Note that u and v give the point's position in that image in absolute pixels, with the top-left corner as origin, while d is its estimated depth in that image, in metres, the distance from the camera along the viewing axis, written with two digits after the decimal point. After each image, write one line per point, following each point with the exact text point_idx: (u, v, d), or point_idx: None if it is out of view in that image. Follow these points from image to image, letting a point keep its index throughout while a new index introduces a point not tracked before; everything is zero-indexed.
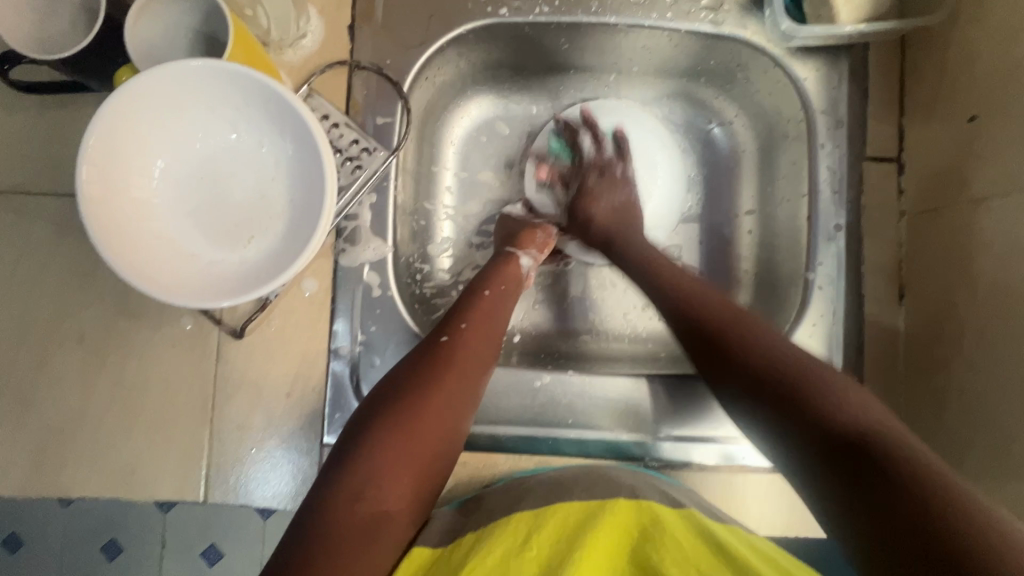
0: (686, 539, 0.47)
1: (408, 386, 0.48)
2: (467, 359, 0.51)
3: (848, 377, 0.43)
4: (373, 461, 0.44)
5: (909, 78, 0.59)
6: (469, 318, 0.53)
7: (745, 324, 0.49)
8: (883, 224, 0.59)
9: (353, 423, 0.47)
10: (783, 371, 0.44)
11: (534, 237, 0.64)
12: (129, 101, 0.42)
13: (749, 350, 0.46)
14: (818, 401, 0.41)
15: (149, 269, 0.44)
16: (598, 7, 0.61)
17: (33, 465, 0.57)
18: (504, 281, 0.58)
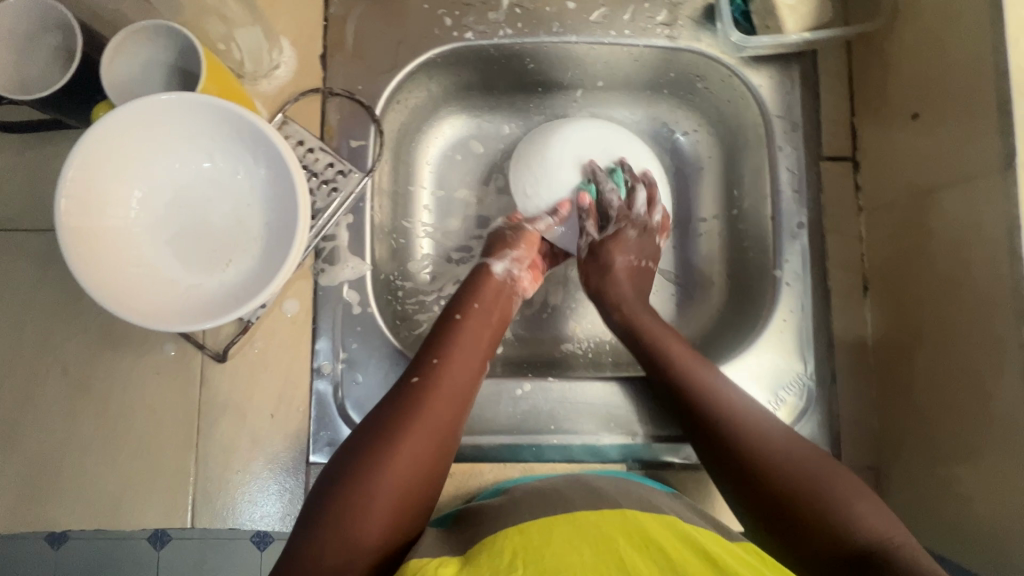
0: (675, 551, 0.43)
1: (385, 428, 0.48)
2: (445, 392, 0.51)
3: (856, 479, 0.48)
4: (356, 509, 0.44)
5: (856, 80, 0.62)
6: (440, 352, 0.54)
7: (734, 415, 0.52)
8: (843, 220, 0.61)
9: (329, 473, 0.47)
10: (793, 479, 0.47)
11: (505, 241, 0.63)
12: (105, 136, 0.44)
13: (753, 449, 0.50)
14: (826, 515, 0.45)
15: (128, 296, 0.45)
16: (559, 28, 0.64)
17: (18, 501, 0.57)
18: (478, 299, 0.59)
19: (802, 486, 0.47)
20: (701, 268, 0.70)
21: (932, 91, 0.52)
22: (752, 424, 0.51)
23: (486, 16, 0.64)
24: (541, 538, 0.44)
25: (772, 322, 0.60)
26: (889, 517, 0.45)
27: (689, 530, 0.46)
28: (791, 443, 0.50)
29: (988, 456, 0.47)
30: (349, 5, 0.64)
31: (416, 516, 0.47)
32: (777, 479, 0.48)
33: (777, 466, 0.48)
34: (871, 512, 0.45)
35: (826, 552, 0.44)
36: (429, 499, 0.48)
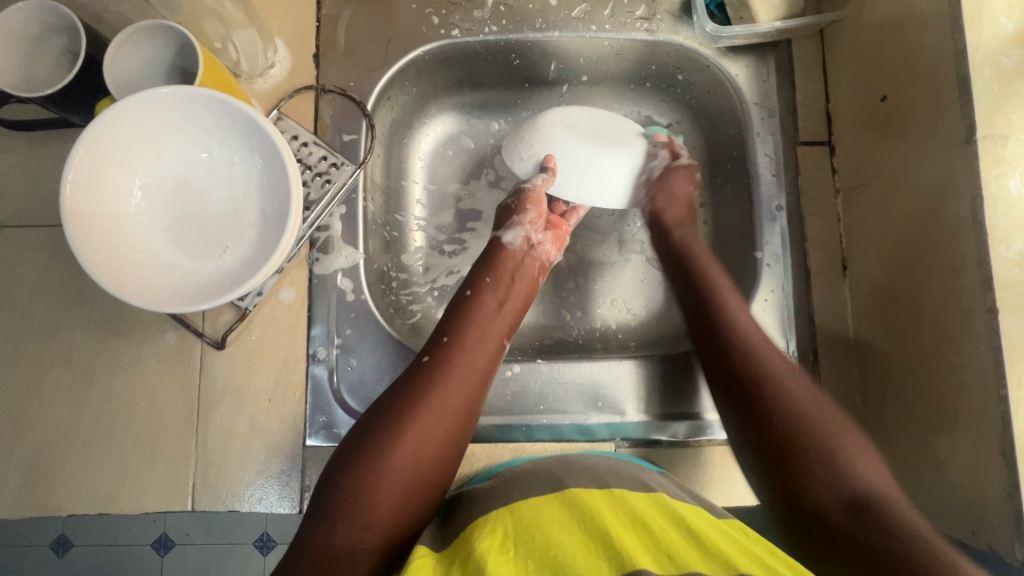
0: (659, 527, 0.43)
1: (402, 399, 0.50)
2: (459, 364, 0.53)
3: (863, 438, 0.50)
4: (377, 473, 0.46)
5: (830, 67, 0.64)
6: (451, 330, 0.56)
7: (767, 364, 0.54)
8: (821, 202, 0.63)
9: (349, 442, 0.49)
10: (805, 427, 0.50)
11: (511, 211, 0.66)
12: (107, 127, 0.46)
13: (782, 401, 0.51)
14: (834, 466, 0.48)
15: (129, 279, 0.47)
16: (543, 24, 0.67)
17: (23, 486, 0.58)
18: (494, 278, 0.61)
19: (809, 438, 0.49)
20: None
21: (898, 73, 0.54)
22: (778, 371, 0.53)
23: (472, 14, 0.67)
24: (531, 519, 0.45)
25: (754, 302, 0.62)
26: (884, 471, 0.48)
27: (677, 508, 0.47)
28: (809, 396, 0.52)
29: (960, 421, 0.48)
30: (341, 6, 0.66)
31: (437, 479, 0.49)
32: (794, 428, 0.50)
33: (790, 415, 0.50)
34: (869, 465, 0.48)
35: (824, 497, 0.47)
36: (449, 463, 0.50)
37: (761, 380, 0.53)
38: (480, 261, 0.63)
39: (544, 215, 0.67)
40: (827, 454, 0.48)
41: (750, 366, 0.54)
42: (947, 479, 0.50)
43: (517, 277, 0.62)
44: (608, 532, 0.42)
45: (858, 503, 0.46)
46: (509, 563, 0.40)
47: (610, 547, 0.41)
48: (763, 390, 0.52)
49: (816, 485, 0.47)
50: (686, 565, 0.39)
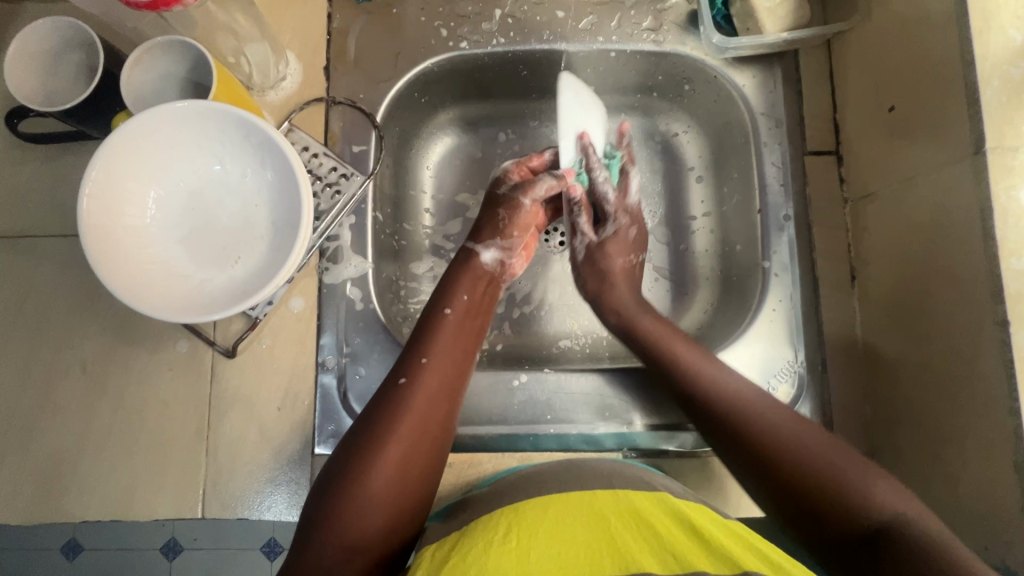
0: (662, 524, 0.44)
1: (377, 430, 0.49)
2: (433, 391, 0.52)
3: (865, 460, 0.46)
4: (357, 511, 0.46)
5: (837, 77, 0.64)
6: (429, 351, 0.54)
7: (740, 409, 0.51)
8: (829, 212, 0.63)
9: (326, 477, 0.48)
10: (800, 462, 0.47)
11: (496, 220, 0.66)
12: (122, 140, 0.47)
13: (768, 439, 0.49)
14: (840, 497, 0.44)
15: (141, 289, 0.48)
16: (550, 36, 0.68)
17: (37, 493, 0.59)
18: (466, 295, 0.60)
19: (807, 468, 0.46)
20: (695, 263, 0.72)
21: (906, 84, 0.54)
22: (755, 413, 0.50)
23: (479, 26, 0.68)
24: (532, 515, 0.46)
25: (762, 312, 0.62)
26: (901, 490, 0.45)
27: (678, 503, 0.47)
28: (798, 429, 0.49)
29: (971, 433, 0.48)
30: (352, 19, 0.68)
31: (416, 506, 0.49)
32: (791, 466, 0.47)
33: (787, 447, 0.48)
34: (886, 488, 0.44)
35: (839, 530, 0.44)
36: (427, 489, 0.50)
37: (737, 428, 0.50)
38: (452, 277, 0.62)
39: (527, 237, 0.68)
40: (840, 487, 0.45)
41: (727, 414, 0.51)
42: (958, 492, 0.49)
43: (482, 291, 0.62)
44: (613, 532, 0.44)
45: (872, 536, 0.42)
46: (509, 555, 0.41)
47: (617, 548, 0.42)
48: (742, 439, 0.50)
49: (823, 518, 0.45)
50: (694, 567, 0.41)
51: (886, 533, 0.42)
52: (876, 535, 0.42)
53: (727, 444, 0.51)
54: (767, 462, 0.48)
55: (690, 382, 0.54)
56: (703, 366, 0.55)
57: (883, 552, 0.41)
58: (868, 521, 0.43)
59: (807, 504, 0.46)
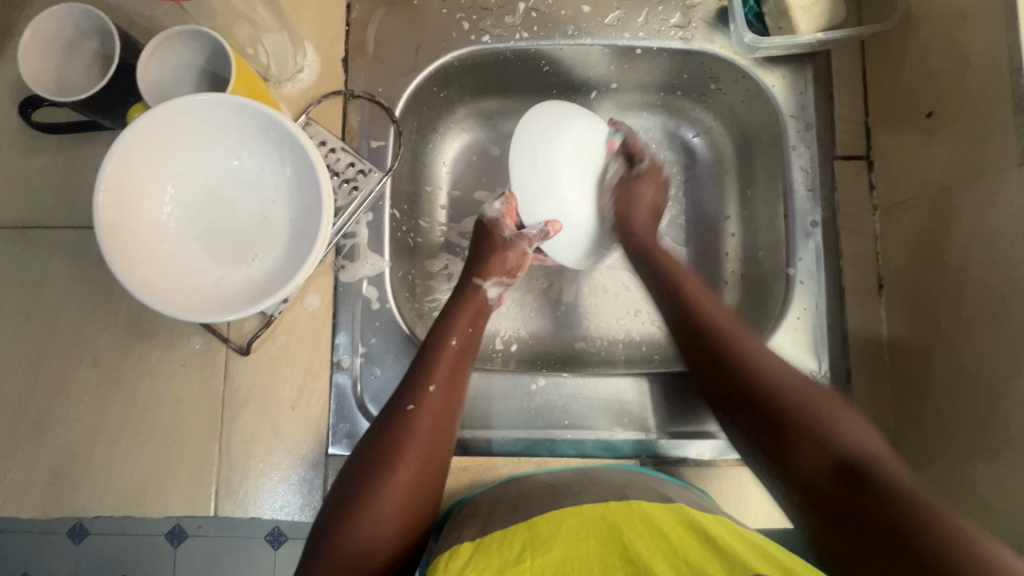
0: (674, 531, 0.44)
1: (382, 459, 0.48)
2: (436, 420, 0.51)
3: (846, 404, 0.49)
4: (359, 534, 0.45)
5: (871, 80, 0.62)
6: (436, 378, 0.53)
7: (757, 353, 0.52)
8: (858, 218, 0.62)
9: (331, 502, 0.48)
10: (792, 402, 0.48)
11: (502, 261, 0.63)
12: (139, 133, 0.46)
13: (764, 377, 0.50)
14: (821, 431, 0.46)
15: (160, 288, 0.47)
16: (574, 31, 0.66)
17: (49, 489, 0.59)
18: (470, 323, 0.59)
19: (803, 413, 0.47)
20: (716, 267, 0.71)
21: (948, 88, 0.53)
22: (768, 365, 0.51)
23: (502, 20, 0.66)
24: (546, 531, 0.45)
25: (786, 320, 0.61)
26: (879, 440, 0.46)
27: (692, 512, 0.46)
28: (794, 377, 0.50)
29: (1004, 452, 0.47)
30: (371, 10, 0.66)
31: (419, 527, 0.48)
32: (774, 406, 0.48)
33: (773, 391, 0.49)
34: (859, 433, 0.46)
35: (813, 458, 0.45)
36: (426, 518, 0.49)
37: (754, 375, 0.50)
38: (453, 307, 0.60)
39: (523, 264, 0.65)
40: (821, 431, 0.46)
41: (722, 340, 0.54)
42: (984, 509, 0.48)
43: (477, 317, 0.60)
44: (627, 541, 0.43)
45: (846, 465, 0.44)
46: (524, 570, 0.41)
47: (629, 558, 0.41)
48: (749, 377, 0.50)
49: (802, 456, 0.46)
50: (701, 569, 0.40)
51: (863, 467, 0.43)
52: (852, 467, 0.43)
53: (719, 374, 0.52)
54: (756, 406, 0.49)
55: (704, 319, 0.56)
56: (710, 298, 0.58)
57: (856, 476, 0.43)
58: (847, 458, 0.44)
59: (789, 432, 0.47)
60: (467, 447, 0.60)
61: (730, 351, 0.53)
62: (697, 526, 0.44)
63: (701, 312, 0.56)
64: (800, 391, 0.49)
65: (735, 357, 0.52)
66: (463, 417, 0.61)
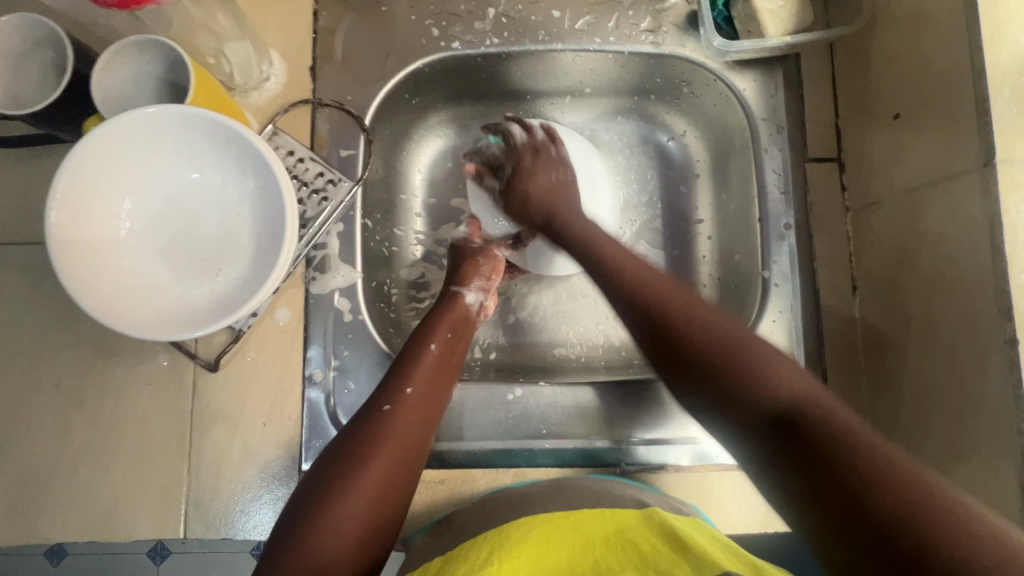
0: (648, 543, 0.43)
1: (354, 460, 0.47)
2: (413, 423, 0.50)
3: (777, 349, 0.44)
4: (322, 538, 0.43)
5: (840, 83, 0.63)
6: (414, 381, 0.52)
7: (684, 307, 0.49)
8: (830, 220, 0.62)
9: (296, 501, 0.46)
10: (718, 352, 0.45)
11: (478, 267, 0.63)
12: (91, 148, 0.44)
13: (687, 326, 0.47)
14: (748, 367, 0.43)
15: (115, 306, 0.45)
16: (545, 36, 0.65)
17: (9, 515, 0.56)
18: (451, 327, 0.58)
19: (735, 382, 0.43)
20: (692, 271, 0.70)
21: (913, 90, 0.53)
22: (692, 318, 0.48)
23: (472, 26, 0.65)
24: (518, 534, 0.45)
25: (762, 323, 0.61)
26: (811, 380, 0.42)
27: (664, 515, 0.45)
28: (734, 332, 0.46)
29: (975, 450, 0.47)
30: (339, 17, 0.65)
31: (388, 535, 0.47)
32: (706, 365, 0.45)
33: (697, 329, 0.47)
34: (790, 375, 0.42)
35: (755, 405, 0.41)
36: (393, 529, 0.47)
37: (694, 357, 0.46)
38: (433, 313, 0.59)
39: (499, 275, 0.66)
40: (744, 375, 0.43)
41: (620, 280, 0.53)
42: None
43: (462, 327, 0.59)
44: (599, 559, 0.42)
45: (784, 415, 0.40)
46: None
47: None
48: (671, 325, 0.48)
49: (739, 407, 0.42)
50: None
51: (796, 417, 0.39)
52: (786, 419, 0.39)
53: (647, 320, 0.50)
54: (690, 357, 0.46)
55: (614, 262, 0.55)
56: (654, 275, 0.53)
57: (791, 426, 0.39)
58: (779, 404, 0.40)
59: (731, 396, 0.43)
60: (443, 459, 0.59)
61: (652, 314, 0.49)
62: (670, 530, 0.43)
63: (655, 299, 0.50)
64: (733, 335, 0.46)
65: (659, 303, 0.50)
66: (438, 429, 0.60)
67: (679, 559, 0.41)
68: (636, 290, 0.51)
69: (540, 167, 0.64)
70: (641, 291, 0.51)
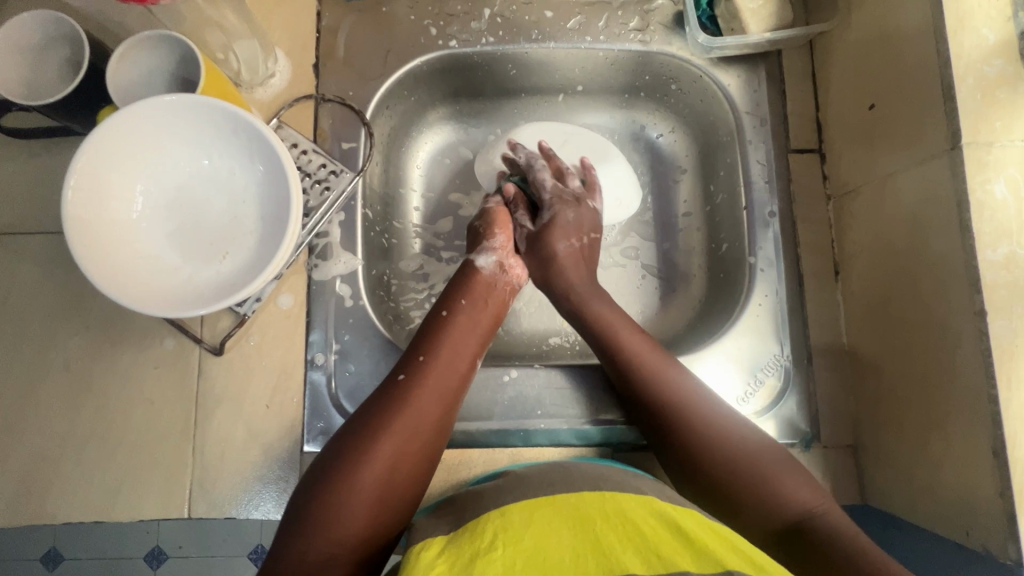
0: (648, 525, 0.42)
1: (373, 426, 0.49)
2: (431, 389, 0.52)
3: (782, 458, 0.51)
4: (344, 499, 0.45)
5: (820, 78, 0.66)
6: (428, 351, 0.55)
7: (677, 410, 0.53)
8: (813, 207, 0.64)
9: (319, 464, 0.48)
10: (710, 445, 0.51)
11: (482, 235, 0.65)
12: (109, 132, 0.47)
13: (679, 407, 0.53)
14: (745, 472, 0.50)
15: (125, 284, 0.47)
16: (538, 35, 0.68)
17: (17, 497, 0.58)
18: (467, 298, 0.60)
19: (744, 481, 0.49)
20: (682, 260, 0.73)
21: (886, 81, 0.56)
22: (691, 414, 0.53)
23: (469, 26, 0.68)
24: (519, 521, 0.43)
25: (749, 306, 0.63)
26: (807, 483, 0.50)
27: (660, 504, 0.46)
28: (721, 432, 0.52)
29: (950, 421, 0.49)
30: (342, 17, 0.68)
31: (410, 496, 0.49)
32: (694, 436, 0.52)
33: (684, 420, 0.53)
34: (795, 489, 0.49)
35: (765, 525, 0.48)
36: (415, 493, 0.49)
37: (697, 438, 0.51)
38: (452, 287, 0.62)
39: (514, 236, 0.66)
40: (748, 475, 0.50)
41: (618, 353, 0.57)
42: (939, 480, 0.50)
43: (488, 301, 0.61)
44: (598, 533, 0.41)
45: (796, 524, 0.47)
46: (496, 563, 0.38)
47: (601, 552, 0.39)
48: (670, 423, 0.53)
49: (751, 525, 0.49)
50: (671, 559, 0.39)
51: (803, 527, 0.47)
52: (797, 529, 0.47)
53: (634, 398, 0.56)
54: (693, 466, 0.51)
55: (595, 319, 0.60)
56: (635, 335, 0.58)
57: (804, 539, 0.46)
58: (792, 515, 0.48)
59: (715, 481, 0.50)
60: None
61: (658, 411, 0.54)
62: (669, 519, 0.43)
63: (634, 356, 0.56)
64: (727, 444, 0.51)
65: (640, 382, 0.55)
66: None
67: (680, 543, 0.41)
68: (626, 366, 0.57)
69: (557, 231, 0.64)
70: (636, 369, 0.56)
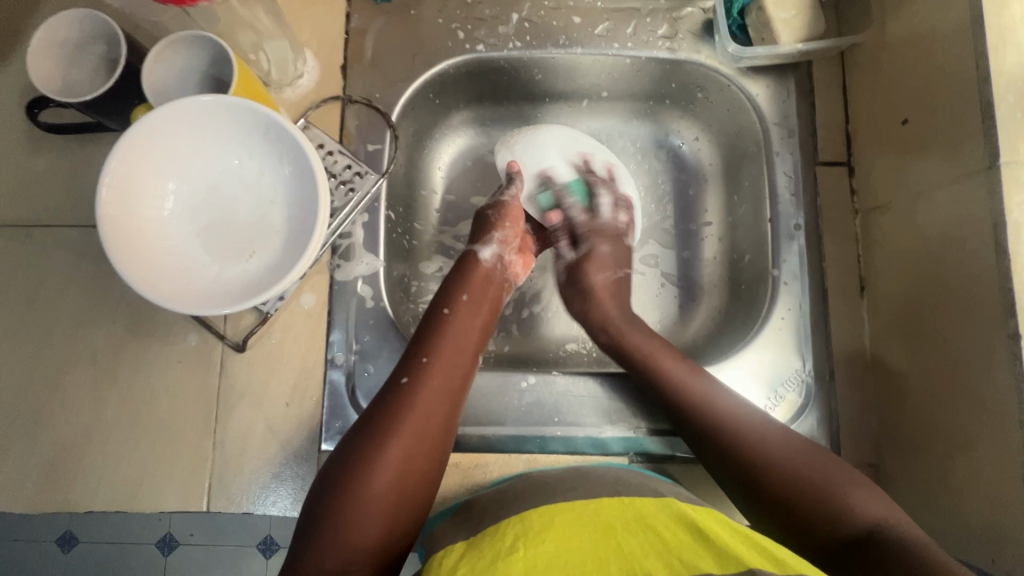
0: (667, 528, 0.42)
1: (381, 431, 0.49)
2: (436, 389, 0.52)
3: (851, 471, 0.49)
4: (357, 508, 0.46)
5: (851, 90, 0.65)
6: (432, 351, 0.54)
7: (716, 410, 0.54)
8: (840, 221, 0.63)
9: (330, 469, 0.48)
10: (768, 450, 0.51)
11: (488, 225, 0.64)
12: (143, 132, 0.48)
13: (711, 408, 0.54)
14: (808, 480, 0.48)
15: (155, 280, 0.48)
16: (566, 41, 0.68)
17: (43, 484, 0.59)
18: (471, 291, 0.60)
19: (803, 487, 0.48)
20: (703, 270, 0.72)
21: (921, 96, 0.55)
22: (743, 416, 0.54)
23: (496, 30, 0.68)
24: (540, 522, 0.43)
25: (772, 319, 0.62)
26: (882, 499, 0.47)
27: (680, 506, 0.45)
28: (772, 428, 0.52)
29: (978, 446, 0.48)
30: (371, 19, 0.68)
31: (421, 498, 0.49)
32: (743, 440, 0.52)
33: (719, 416, 0.54)
34: (863, 497, 0.47)
35: (830, 537, 0.46)
36: (425, 495, 0.49)
37: (745, 450, 0.51)
38: (455, 279, 0.61)
39: (519, 234, 0.66)
40: (812, 485, 0.48)
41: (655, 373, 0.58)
42: (963, 503, 0.49)
43: (490, 291, 0.61)
44: (620, 537, 0.41)
45: (860, 535, 0.45)
46: (518, 564, 0.39)
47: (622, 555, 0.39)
48: (703, 422, 0.54)
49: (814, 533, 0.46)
50: (695, 566, 0.38)
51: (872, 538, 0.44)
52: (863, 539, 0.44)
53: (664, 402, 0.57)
54: (753, 463, 0.51)
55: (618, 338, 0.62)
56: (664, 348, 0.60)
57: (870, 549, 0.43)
58: (859, 527, 0.45)
59: (783, 484, 0.49)
60: (458, 443, 0.61)
61: (687, 416, 0.55)
62: (686, 518, 0.43)
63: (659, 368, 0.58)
64: (781, 451, 0.51)
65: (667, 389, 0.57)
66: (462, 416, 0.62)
67: (701, 544, 0.40)
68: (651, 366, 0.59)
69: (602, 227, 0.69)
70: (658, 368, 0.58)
